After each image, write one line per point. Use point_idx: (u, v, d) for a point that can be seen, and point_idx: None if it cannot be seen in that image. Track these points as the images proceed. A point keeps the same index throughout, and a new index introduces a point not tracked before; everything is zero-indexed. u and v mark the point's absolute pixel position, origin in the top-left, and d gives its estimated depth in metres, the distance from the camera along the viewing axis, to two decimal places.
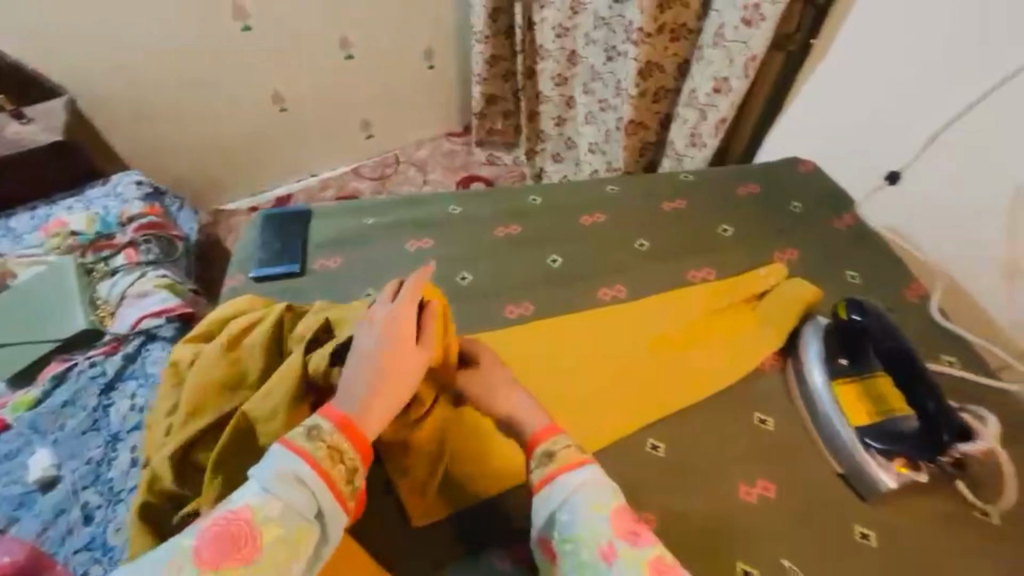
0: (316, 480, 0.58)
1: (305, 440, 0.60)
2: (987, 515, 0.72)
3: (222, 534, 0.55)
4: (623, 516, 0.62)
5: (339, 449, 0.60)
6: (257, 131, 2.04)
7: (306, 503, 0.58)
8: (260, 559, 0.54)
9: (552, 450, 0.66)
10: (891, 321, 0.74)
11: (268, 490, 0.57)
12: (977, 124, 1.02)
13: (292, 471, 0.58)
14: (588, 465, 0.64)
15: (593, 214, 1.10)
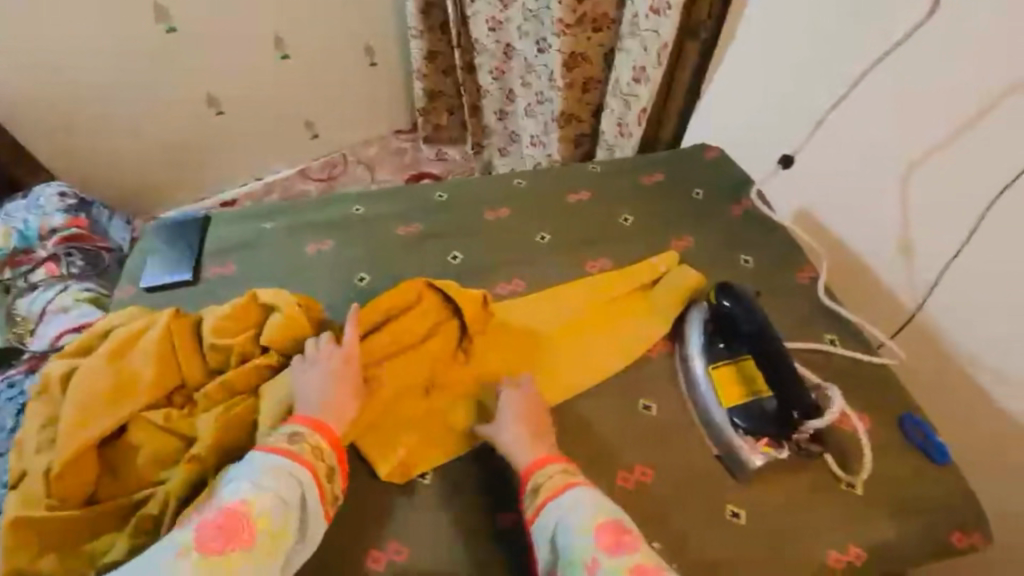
0: (303, 474, 0.67)
1: (287, 442, 0.69)
2: (851, 487, 0.73)
3: (223, 524, 0.60)
4: (608, 530, 0.63)
5: (319, 446, 0.70)
6: (187, 138, 1.90)
7: (297, 495, 0.65)
8: (255, 546, 0.60)
9: (540, 483, 0.70)
10: (755, 305, 0.77)
11: (262, 485, 0.64)
12: (863, 107, 1.06)
13: (282, 469, 0.66)
14: (574, 487, 0.68)
15: (497, 209, 1.09)
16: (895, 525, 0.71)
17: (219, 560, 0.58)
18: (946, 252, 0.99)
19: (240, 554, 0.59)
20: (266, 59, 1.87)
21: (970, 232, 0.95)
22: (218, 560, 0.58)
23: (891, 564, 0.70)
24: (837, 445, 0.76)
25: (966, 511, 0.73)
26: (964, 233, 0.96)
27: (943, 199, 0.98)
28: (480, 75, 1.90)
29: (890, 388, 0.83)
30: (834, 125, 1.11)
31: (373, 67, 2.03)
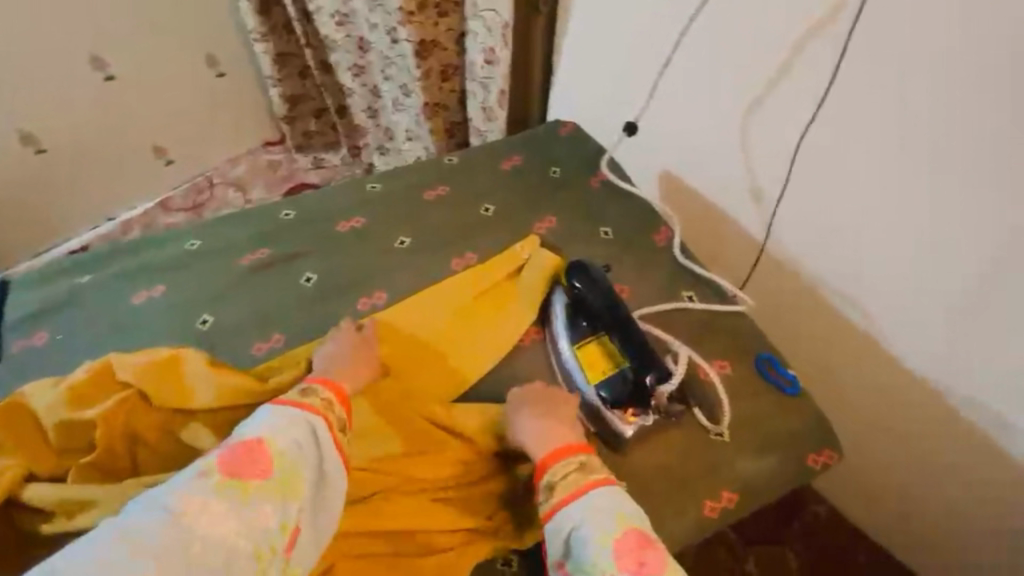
0: (317, 419, 0.68)
1: (301, 396, 0.70)
2: (720, 435, 0.77)
3: (238, 451, 0.63)
4: (632, 548, 0.60)
5: (331, 401, 0.71)
6: (9, 186, 1.62)
7: (310, 436, 0.67)
8: (267, 480, 0.62)
9: (555, 481, 0.67)
10: (602, 281, 0.80)
11: (277, 427, 0.66)
12: (693, 63, 1.08)
13: (299, 415, 0.68)
14: (597, 492, 0.65)
15: (352, 219, 1.02)
16: (758, 461, 0.76)
17: (231, 483, 0.60)
18: (777, 186, 1.05)
19: (253, 483, 0.61)
20: (86, 83, 1.63)
21: (792, 160, 1.01)
22: (232, 484, 0.60)
23: (759, 496, 0.75)
24: (703, 398, 0.80)
25: (818, 434, 0.79)
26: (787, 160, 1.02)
27: (771, 134, 1.02)
28: (339, 74, 1.77)
29: (745, 332, 0.88)
30: (669, 79, 1.13)
31: (222, 77, 1.85)
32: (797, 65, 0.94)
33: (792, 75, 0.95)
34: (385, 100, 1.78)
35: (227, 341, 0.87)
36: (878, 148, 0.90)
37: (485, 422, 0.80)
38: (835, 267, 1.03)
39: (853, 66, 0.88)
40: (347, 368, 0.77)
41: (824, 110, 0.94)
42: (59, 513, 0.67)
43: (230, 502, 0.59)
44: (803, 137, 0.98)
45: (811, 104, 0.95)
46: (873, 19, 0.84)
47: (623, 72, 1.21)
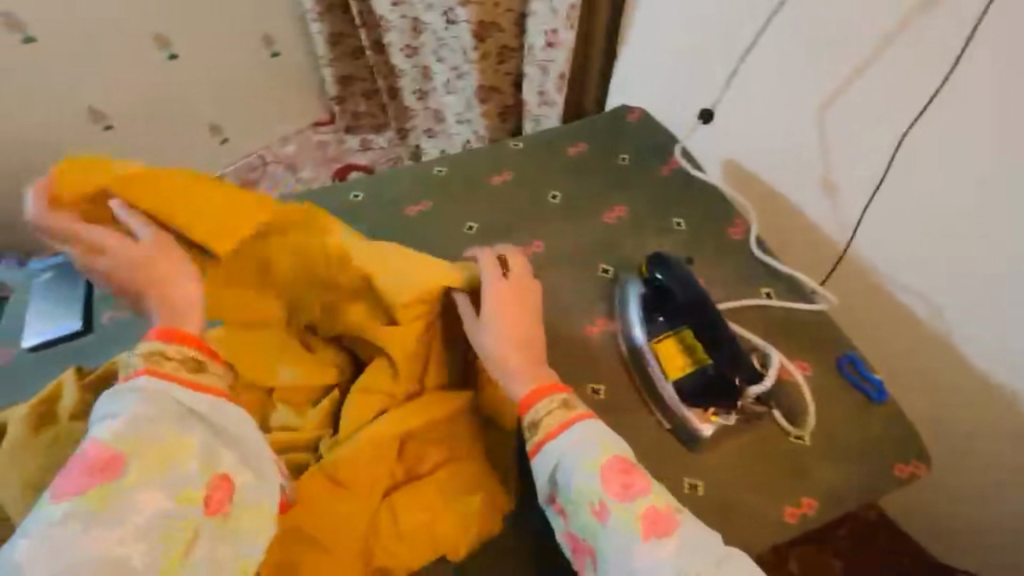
0: (165, 381, 0.56)
1: (134, 366, 0.57)
2: (800, 438, 0.75)
3: (77, 471, 0.50)
4: (615, 470, 0.60)
5: (161, 353, 0.58)
6: (80, 160, 1.69)
7: (168, 400, 0.55)
8: (131, 472, 0.51)
9: (539, 417, 0.65)
10: (687, 274, 0.78)
11: (110, 419, 0.53)
12: (778, 47, 1.03)
13: (139, 386, 0.56)
14: (580, 423, 0.63)
15: (418, 203, 1.02)
16: (841, 467, 0.73)
17: (87, 498, 0.49)
18: (865, 191, 1.01)
19: (118, 484, 0.50)
20: (151, 62, 1.67)
21: (886, 167, 0.96)
22: (93, 496, 0.49)
23: (842, 504, 0.72)
24: (785, 400, 0.77)
25: (906, 443, 0.76)
26: (880, 167, 0.97)
27: (860, 134, 0.98)
28: (392, 55, 1.77)
29: (827, 332, 0.84)
30: (746, 71, 1.09)
31: (277, 57, 1.87)
32: (897, 64, 0.89)
33: (888, 74, 0.91)
34: (436, 82, 1.77)
35: None
36: (987, 159, 0.85)
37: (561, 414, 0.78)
38: (925, 279, 0.98)
39: (970, 66, 0.83)
40: (193, 310, 0.62)
41: (926, 115, 0.89)
42: None
43: (95, 517, 0.48)
44: (900, 144, 0.93)
45: (913, 110, 0.90)
46: (997, 21, 0.78)
47: (694, 57, 1.17)
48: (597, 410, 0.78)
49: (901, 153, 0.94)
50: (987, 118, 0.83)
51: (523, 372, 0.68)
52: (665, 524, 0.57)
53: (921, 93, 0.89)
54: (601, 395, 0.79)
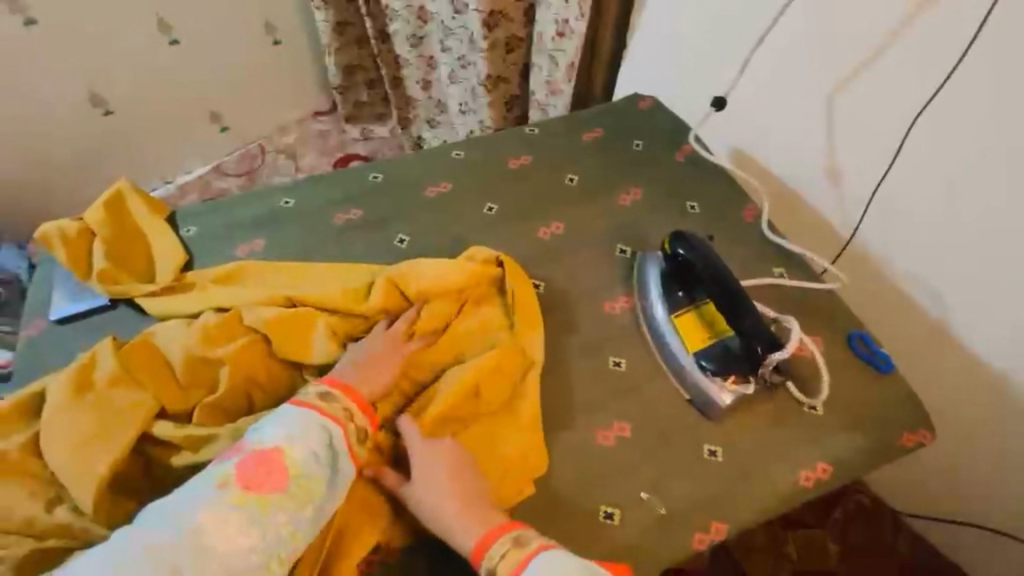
0: (334, 427, 0.66)
1: (324, 403, 0.68)
2: (813, 409, 0.78)
3: (254, 464, 0.61)
4: None
5: (330, 394, 0.69)
6: (80, 145, 1.68)
7: (328, 444, 0.65)
8: (285, 491, 0.61)
9: (494, 563, 0.61)
10: (709, 248, 0.80)
11: (294, 435, 0.64)
12: (788, 38, 1.06)
13: (312, 420, 0.65)
14: (537, 559, 0.60)
15: (439, 184, 1.04)
16: (852, 435, 0.77)
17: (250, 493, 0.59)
18: (870, 181, 1.05)
19: (271, 496, 0.60)
20: (152, 47, 1.66)
21: (893, 157, 1.01)
22: (254, 499, 0.59)
23: (852, 470, 0.76)
24: (799, 373, 0.81)
25: (912, 413, 0.79)
26: (887, 157, 1.01)
27: (868, 125, 1.02)
28: (396, 43, 1.77)
29: (837, 309, 0.88)
30: (757, 63, 1.13)
31: (278, 44, 1.87)
32: (904, 57, 0.94)
33: (896, 67, 0.96)
34: (441, 72, 1.78)
35: None
36: (991, 151, 0.90)
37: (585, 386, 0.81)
38: (927, 268, 1.03)
39: (977, 60, 0.87)
40: (369, 379, 0.73)
41: (933, 107, 0.94)
42: (185, 446, 0.71)
43: (249, 517, 0.58)
44: (908, 134, 0.98)
45: (919, 103, 0.95)
46: (1003, 18, 0.83)
47: (702, 47, 1.20)
48: (620, 382, 0.81)
49: (908, 144, 0.98)
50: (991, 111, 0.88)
51: (466, 521, 0.64)
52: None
53: (928, 86, 0.93)
54: (622, 367, 0.82)
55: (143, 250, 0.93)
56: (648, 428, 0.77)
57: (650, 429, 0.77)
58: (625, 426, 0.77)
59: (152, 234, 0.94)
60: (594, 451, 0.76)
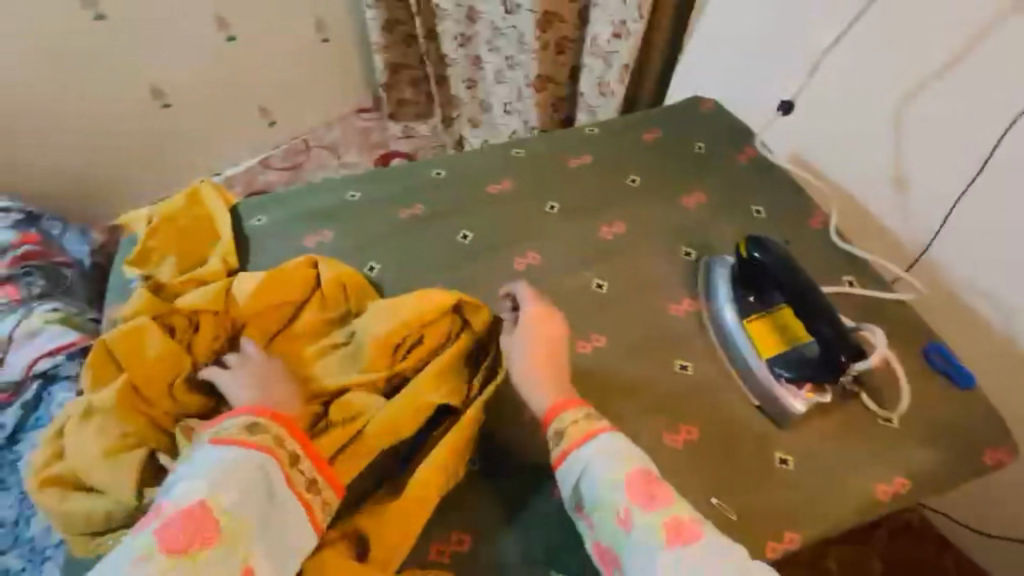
0: (264, 458, 0.62)
1: (247, 434, 0.62)
2: (888, 421, 0.77)
3: (178, 523, 0.56)
4: (639, 481, 0.62)
5: (259, 423, 0.64)
6: (139, 136, 1.75)
7: (257, 479, 0.60)
8: (218, 547, 0.56)
9: (562, 428, 0.67)
10: (787, 254, 0.79)
11: (214, 483, 0.58)
12: (860, 43, 1.05)
13: (232, 458, 0.60)
14: (603, 435, 0.66)
15: (499, 182, 1.05)
16: (930, 449, 0.75)
17: (182, 555, 0.54)
18: (949, 193, 1.01)
19: (204, 557, 0.55)
20: (209, 43, 1.72)
21: (976, 170, 0.97)
22: (183, 564, 0.54)
23: (929, 485, 0.74)
24: (874, 384, 0.79)
25: (993, 429, 0.77)
26: (970, 170, 0.98)
27: (948, 136, 0.99)
28: (443, 43, 1.78)
29: (909, 319, 0.86)
30: (826, 69, 1.11)
31: (327, 42, 1.90)
32: (989, 67, 0.92)
33: (983, 77, 0.93)
34: (486, 71, 1.79)
35: (394, 290, 0.93)
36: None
37: (652, 389, 0.81)
38: (1010, 286, 0.98)
39: None
40: (270, 394, 0.70)
41: (1023, 119, 0.91)
42: None
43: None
44: (995, 147, 0.94)
45: (1009, 114, 0.92)
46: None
47: (765, 52, 1.19)
48: (687, 384, 0.80)
49: (994, 157, 0.95)
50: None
51: (544, 386, 0.72)
52: (690, 533, 0.59)
53: (1016, 97, 0.91)
54: (689, 371, 0.82)
55: (210, 240, 0.95)
56: (716, 433, 0.77)
57: (718, 433, 0.77)
58: (692, 430, 0.77)
59: (220, 223, 0.95)
60: (660, 455, 0.75)
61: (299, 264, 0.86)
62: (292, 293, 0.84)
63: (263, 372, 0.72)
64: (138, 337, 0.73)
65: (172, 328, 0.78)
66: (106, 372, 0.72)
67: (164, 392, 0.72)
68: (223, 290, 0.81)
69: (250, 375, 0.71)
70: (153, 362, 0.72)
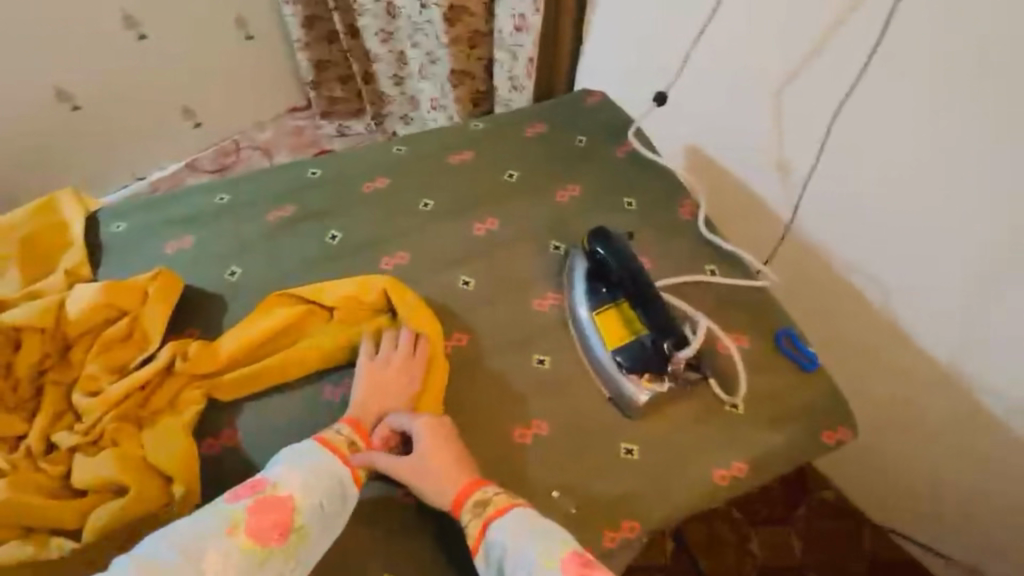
0: (342, 468, 0.67)
1: (332, 437, 0.69)
2: (734, 408, 0.78)
3: (262, 512, 0.61)
4: (575, 564, 0.60)
5: (358, 442, 0.70)
6: (34, 140, 1.53)
7: (336, 490, 0.65)
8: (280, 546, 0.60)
9: (488, 496, 0.67)
10: (628, 247, 0.84)
11: (302, 480, 0.64)
12: (729, 21, 1.00)
13: (329, 464, 0.66)
14: (520, 508, 0.66)
15: (375, 180, 1.02)
16: (771, 434, 0.77)
17: (254, 546, 0.59)
18: (804, 170, 1.01)
19: (271, 547, 0.60)
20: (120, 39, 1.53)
21: (822, 142, 0.97)
22: (253, 551, 0.59)
23: (770, 466, 0.76)
24: (721, 371, 0.80)
25: (832, 411, 0.79)
26: (817, 143, 0.97)
27: (805, 113, 0.97)
28: (365, 39, 1.65)
29: (765, 307, 0.88)
30: (699, 52, 1.07)
31: (250, 40, 1.71)
32: (829, 44, 0.90)
33: (834, 48, 0.90)
34: (412, 67, 1.65)
35: (252, 296, 0.87)
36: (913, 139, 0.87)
37: (506, 387, 0.79)
38: (873, 258, 0.98)
39: (897, 39, 0.84)
40: (380, 401, 0.74)
41: (854, 98, 0.91)
42: (83, 449, 0.68)
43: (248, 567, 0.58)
44: (831, 127, 0.95)
45: (843, 91, 0.91)
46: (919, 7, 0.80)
47: (654, 42, 1.13)
48: (546, 381, 0.80)
49: (832, 136, 0.95)
50: (917, 88, 0.84)
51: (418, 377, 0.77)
52: None
53: (853, 66, 0.89)
54: (546, 365, 0.81)
55: (62, 252, 0.90)
56: (570, 428, 0.76)
57: (571, 427, 0.76)
58: (541, 426, 0.76)
59: (74, 239, 0.91)
60: (509, 453, 0.75)
61: (145, 277, 0.80)
62: (129, 303, 0.78)
63: (378, 377, 0.75)
64: None
65: None
66: None
67: None
68: (53, 305, 0.76)
69: (367, 384, 0.75)
70: None
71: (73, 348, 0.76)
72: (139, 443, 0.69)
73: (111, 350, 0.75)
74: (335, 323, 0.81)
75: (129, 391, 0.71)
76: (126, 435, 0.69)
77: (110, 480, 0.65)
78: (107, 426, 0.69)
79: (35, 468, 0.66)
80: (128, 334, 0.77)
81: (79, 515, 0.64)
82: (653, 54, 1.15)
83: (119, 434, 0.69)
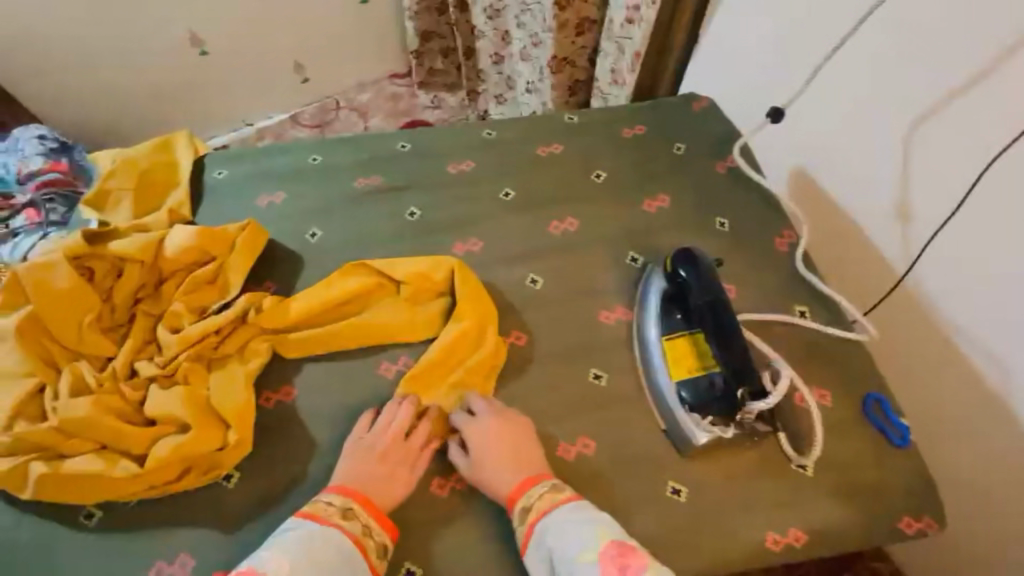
0: (344, 540, 0.62)
1: (325, 517, 0.64)
2: (802, 469, 0.71)
3: None
4: (613, 552, 0.60)
5: (352, 509, 0.65)
6: (164, 80, 1.63)
7: (335, 562, 0.61)
8: None
9: (530, 504, 0.66)
10: (712, 271, 0.77)
11: (298, 559, 0.59)
12: (879, 34, 0.88)
13: (328, 536, 0.62)
14: (568, 503, 0.65)
15: (462, 161, 1.01)
16: (841, 507, 0.69)
17: None
18: (934, 220, 0.86)
19: None
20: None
21: (965, 191, 0.82)
22: None
23: (831, 542, 0.68)
24: (792, 426, 0.73)
25: (918, 496, 0.70)
26: (958, 191, 0.83)
27: (949, 153, 0.83)
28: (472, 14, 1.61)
29: (858, 364, 0.79)
30: (834, 66, 0.95)
31: (365, 4, 1.74)
32: (1000, 77, 0.76)
33: (1004, 82, 0.75)
34: (514, 48, 1.63)
35: (327, 260, 0.90)
36: None
37: (558, 397, 0.77)
38: (1002, 339, 0.82)
39: None
40: (375, 476, 0.68)
41: (1017, 146, 0.76)
42: (158, 379, 0.74)
43: None
44: (979, 177, 0.80)
45: (1009, 134, 0.76)
46: None
47: (784, 49, 1.02)
48: (600, 399, 0.76)
49: (983, 185, 0.80)
50: None
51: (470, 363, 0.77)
52: None
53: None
54: (602, 382, 0.78)
55: (170, 189, 0.97)
56: (618, 454, 0.73)
57: (618, 452, 0.73)
58: (587, 445, 0.73)
59: (182, 180, 0.97)
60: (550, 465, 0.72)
61: (236, 227, 0.85)
62: (218, 249, 0.83)
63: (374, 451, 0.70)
64: (51, 272, 0.75)
65: (93, 269, 0.79)
66: (18, 300, 0.75)
67: (70, 329, 0.74)
68: (154, 242, 0.82)
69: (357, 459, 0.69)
70: (61, 298, 0.75)
71: (165, 283, 0.82)
72: (207, 385, 0.74)
73: (196, 292, 0.80)
74: (399, 302, 0.82)
75: (203, 334, 0.76)
76: (195, 374, 0.74)
77: (177, 414, 0.70)
78: (182, 363, 0.74)
79: (116, 390, 0.72)
80: (213, 279, 0.82)
81: (146, 441, 0.69)
82: (778, 65, 1.04)
83: (191, 372, 0.74)
